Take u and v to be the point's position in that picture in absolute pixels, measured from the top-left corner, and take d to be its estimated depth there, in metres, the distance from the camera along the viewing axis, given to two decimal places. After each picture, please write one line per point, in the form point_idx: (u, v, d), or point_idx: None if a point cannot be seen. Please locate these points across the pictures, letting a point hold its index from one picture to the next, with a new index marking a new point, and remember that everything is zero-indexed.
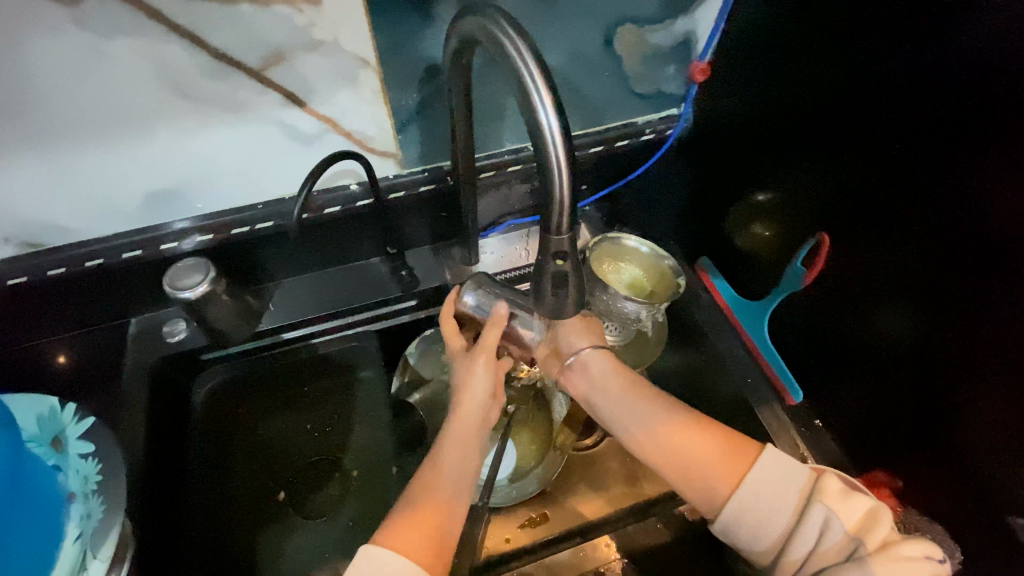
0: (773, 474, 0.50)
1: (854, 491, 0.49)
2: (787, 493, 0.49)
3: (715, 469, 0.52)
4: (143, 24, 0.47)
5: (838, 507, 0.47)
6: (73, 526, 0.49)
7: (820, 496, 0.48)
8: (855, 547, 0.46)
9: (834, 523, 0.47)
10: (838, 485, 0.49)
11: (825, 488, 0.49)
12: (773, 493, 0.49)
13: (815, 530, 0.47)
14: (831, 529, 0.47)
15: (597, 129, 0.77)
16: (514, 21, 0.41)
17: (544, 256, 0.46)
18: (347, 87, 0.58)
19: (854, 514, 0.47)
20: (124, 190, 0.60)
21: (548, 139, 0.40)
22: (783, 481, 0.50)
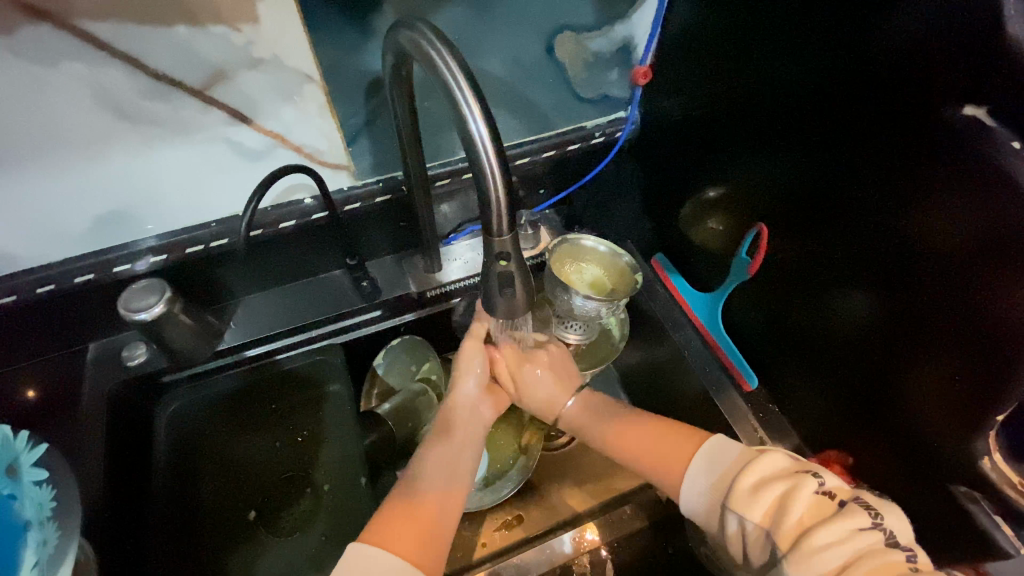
0: (716, 456, 0.55)
1: (763, 484, 0.50)
2: (716, 487, 0.53)
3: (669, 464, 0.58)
4: (79, 50, 0.48)
5: (751, 497, 0.49)
6: (31, 555, 0.48)
7: (730, 504, 0.50)
8: (774, 543, 0.46)
9: (749, 519, 0.48)
10: (750, 480, 0.50)
11: (737, 485, 0.51)
12: (712, 480, 0.54)
13: (739, 526, 0.49)
14: (750, 521, 0.48)
15: (548, 134, 0.78)
16: (440, 34, 0.43)
17: (487, 257, 0.47)
18: (292, 103, 0.59)
19: (767, 505, 0.48)
20: (71, 214, 0.59)
21: (479, 145, 0.42)
22: (715, 474, 0.54)
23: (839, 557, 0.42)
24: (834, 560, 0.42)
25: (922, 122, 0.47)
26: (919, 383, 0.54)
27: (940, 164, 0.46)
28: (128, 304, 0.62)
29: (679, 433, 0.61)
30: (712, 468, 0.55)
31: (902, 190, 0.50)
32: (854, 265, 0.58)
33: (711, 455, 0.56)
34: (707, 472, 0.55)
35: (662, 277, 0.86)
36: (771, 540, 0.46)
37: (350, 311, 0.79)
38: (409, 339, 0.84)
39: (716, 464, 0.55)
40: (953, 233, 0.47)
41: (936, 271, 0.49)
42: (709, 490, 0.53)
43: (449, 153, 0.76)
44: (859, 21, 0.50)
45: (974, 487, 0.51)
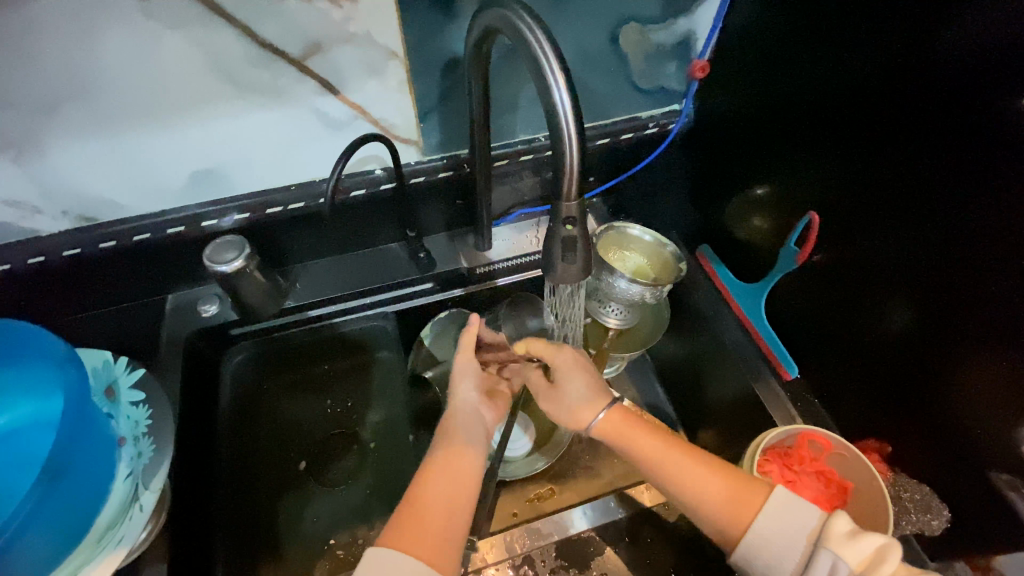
0: (787, 512, 0.51)
1: (860, 533, 0.48)
2: (798, 536, 0.50)
3: (734, 514, 0.53)
4: (201, 17, 0.53)
5: (849, 542, 0.47)
6: (125, 465, 0.55)
7: (825, 541, 0.48)
8: None
9: (842, 565, 0.46)
10: (845, 526, 0.49)
11: (829, 530, 0.48)
12: (788, 532, 0.50)
13: (826, 572, 0.47)
14: (842, 566, 0.46)
15: (603, 122, 0.81)
16: (529, 9, 0.47)
17: (554, 222, 0.51)
18: (377, 78, 0.63)
19: (862, 552, 0.46)
20: (172, 169, 0.65)
21: (560, 116, 0.46)
22: (794, 521, 0.51)
23: None
24: None
25: (988, 115, 0.48)
26: (967, 374, 0.54)
27: (1007, 156, 0.47)
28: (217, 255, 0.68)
29: (738, 477, 0.55)
30: (776, 535, 0.51)
31: (963, 182, 0.51)
32: (902, 259, 0.59)
33: (775, 508, 0.52)
34: (782, 513, 0.51)
35: (707, 268, 0.87)
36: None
37: (402, 281, 0.84)
38: (454, 312, 0.86)
39: (782, 517, 0.51)
40: (1011, 224, 0.48)
41: (991, 262, 0.50)
42: (789, 533, 0.50)
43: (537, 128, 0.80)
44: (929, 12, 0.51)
45: (1015, 475, 0.53)
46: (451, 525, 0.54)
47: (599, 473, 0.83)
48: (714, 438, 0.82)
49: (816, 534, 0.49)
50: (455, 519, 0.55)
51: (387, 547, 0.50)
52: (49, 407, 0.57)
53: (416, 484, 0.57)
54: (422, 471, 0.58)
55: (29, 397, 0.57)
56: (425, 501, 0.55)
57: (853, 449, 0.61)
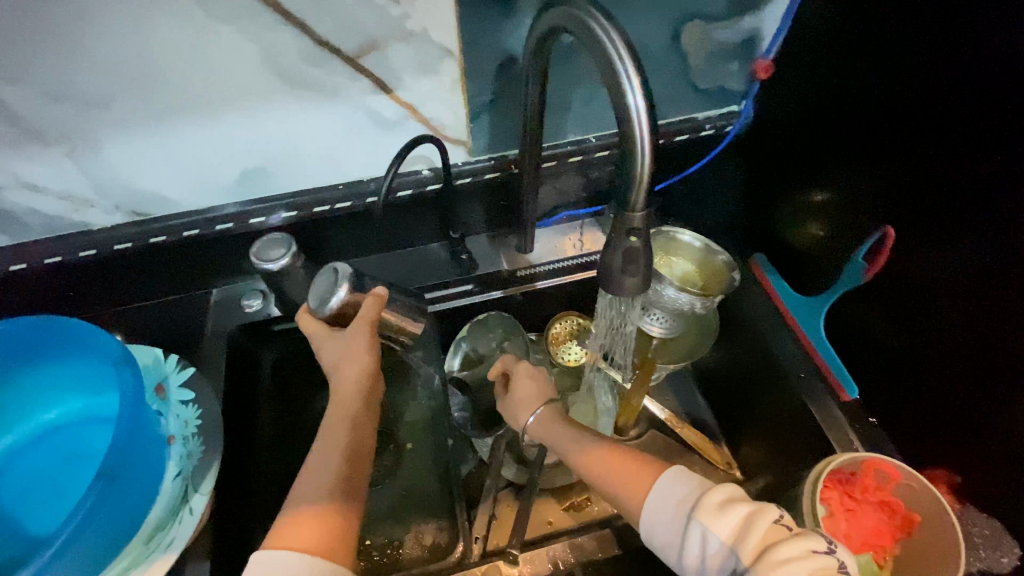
0: (662, 495, 0.49)
1: (731, 501, 0.46)
2: (676, 509, 0.48)
3: (632, 499, 0.52)
4: (258, 13, 0.52)
5: (717, 512, 0.45)
6: (174, 465, 0.55)
7: (695, 512, 0.46)
8: (734, 561, 0.43)
9: (711, 535, 0.45)
10: (718, 497, 0.47)
11: (703, 501, 0.47)
12: (669, 508, 0.48)
13: (699, 543, 0.45)
14: (712, 537, 0.44)
15: (678, 119, 0.78)
16: (601, 7, 0.45)
17: (617, 233, 0.49)
18: (429, 77, 0.61)
19: (733, 522, 0.45)
20: (223, 165, 0.65)
21: (634, 118, 0.43)
22: (668, 500, 0.49)
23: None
24: None
25: None
26: None
27: None
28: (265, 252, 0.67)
29: (647, 460, 0.54)
30: (665, 514, 0.49)
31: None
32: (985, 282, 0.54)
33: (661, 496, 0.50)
34: (671, 496, 0.49)
35: (761, 278, 0.81)
36: (733, 557, 0.43)
37: (445, 282, 0.83)
38: (496, 314, 0.84)
39: (660, 502, 0.49)
40: None
41: None
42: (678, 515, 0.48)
43: (604, 127, 0.78)
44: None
45: None
46: (348, 507, 0.53)
47: None
48: (759, 457, 0.78)
49: (688, 505, 0.47)
50: (348, 501, 0.53)
51: (279, 543, 0.49)
52: (100, 403, 0.61)
53: (298, 483, 0.54)
54: (316, 449, 0.56)
55: (79, 392, 0.61)
56: (318, 483, 0.53)
57: (923, 479, 0.56)
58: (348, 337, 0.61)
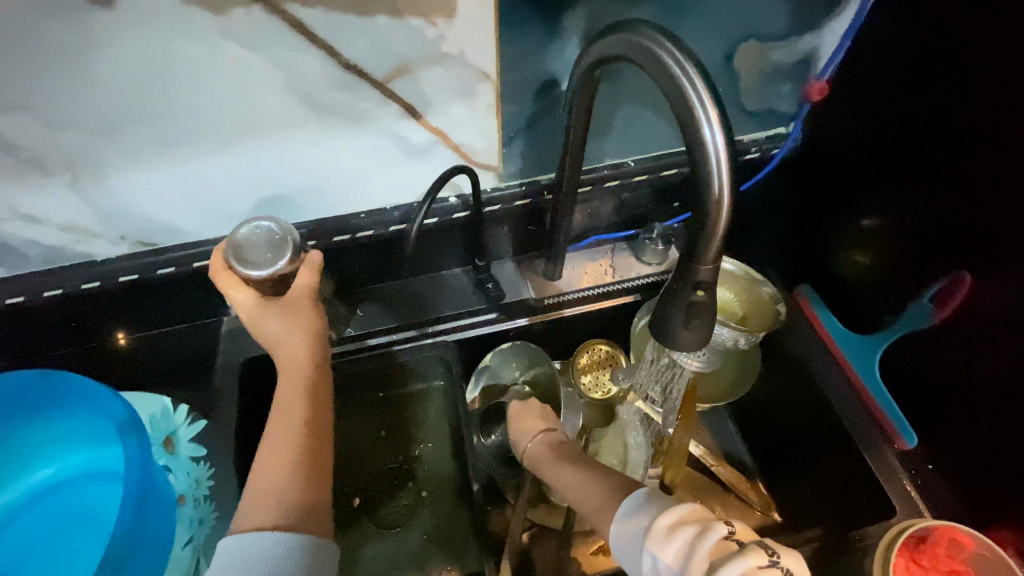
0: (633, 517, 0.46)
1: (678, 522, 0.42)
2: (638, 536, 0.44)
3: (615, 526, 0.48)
4: (283, 35, 0.47)
5: (664, 538, 0.41)
6: (185, 533, 0.55)
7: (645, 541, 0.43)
8: None
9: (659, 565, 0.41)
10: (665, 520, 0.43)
11: (652, 526, 0.43)
12: (633, 535, 0.45)
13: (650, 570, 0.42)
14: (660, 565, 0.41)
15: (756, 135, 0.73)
16: (669, 34, 0.40)
17: (680, 285, 0.44)
18: (464, 101, 0.56)
19: (676, 548, 0.41)
20: (239, 194, 0.60)
21: (711, 159, 0.39)
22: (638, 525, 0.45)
23: None
24: None
25: None
26: None
27: None
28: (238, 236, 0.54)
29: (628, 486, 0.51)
30: (629, 540, 0.45)
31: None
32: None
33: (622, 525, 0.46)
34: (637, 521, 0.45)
35: (807, 312, 0.76)
36: None
37: (468, 310, 0.78)
38: (520, 344, 0.80)
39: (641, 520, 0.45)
40: None
41: None
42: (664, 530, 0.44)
43: (672, 145, 0.73)
44: None
45: None
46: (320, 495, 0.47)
47: None
48: (801, 501, 0.74)
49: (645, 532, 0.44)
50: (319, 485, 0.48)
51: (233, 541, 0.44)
52: (102, 458, 0.59)
53: (257, 466, 0.48)
54: (269, 431, 0.50)
55: (82, 445, 0.59)
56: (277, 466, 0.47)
57: (1000, 552, 0.52)
58: (287, 311, 0.56)
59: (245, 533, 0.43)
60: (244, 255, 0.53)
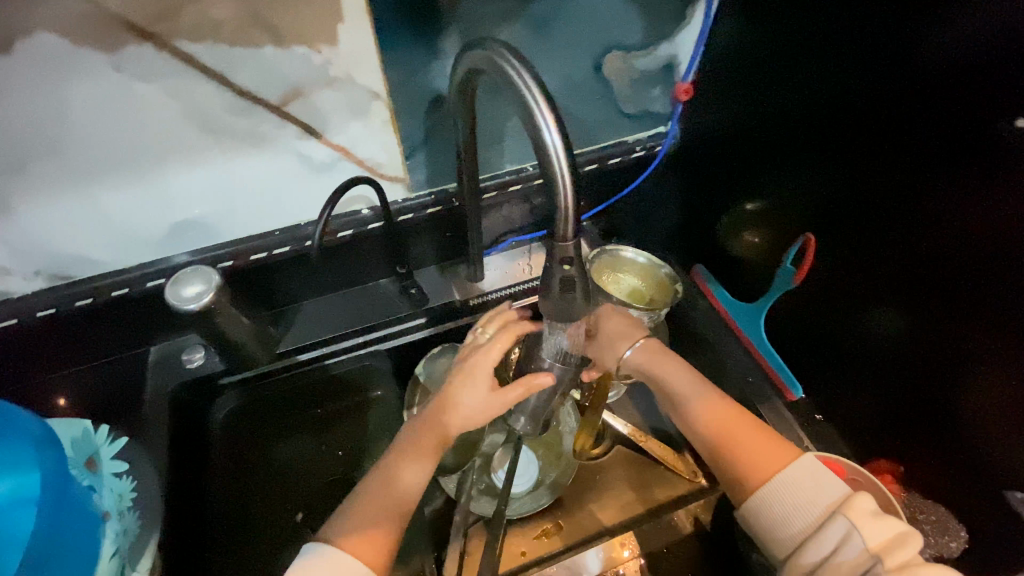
0: (812, 483, 0.50)
1: (883, 514, 0.46)
2: (812, 504, 0.49)
3: (750, 468, 0.53)
4: (176, 69, 0.52)
5: (873, 520, 0.45)
6: (110, 544, 0.59)
7: (844, 510, 0.46)
8: (871, 566, 0.43)
9: (856, 536, 0.45)
10: (869, 505, 0.47)
11: (854, 502, 0.46)
12: (797, 500, 0.49)
13: (832, 543, 0.46)
14: (857, 538, 0.45)
15: (592, 148, 0.80)
16: (511, 48, 0.46)
17: (550, 262, 0.50)
18: (360, 118, 0.62)
19: (879, 535, 0.45)
20: (150, 221, 0.63)
21: (553, 155, 0.44)
22: (816, 492, 0.49)
23: None
24: None
25: None
26: None
27: None
28: (176, 283, 0.60)
29: (768, 435, 0.55)
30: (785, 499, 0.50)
31: (978, 216, 0.52)
32: (916, 291, 0.59)
33: (813, 475, 0.50)
34: (802, 488, 0.50)
35: (704, 288, 0.85)
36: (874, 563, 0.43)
37: (395, 319, 0.81)
38: (446, 347, 0.82)
39: (803, 490, 0.50)
40: None
41: None
42: (802, 505, 0.49)
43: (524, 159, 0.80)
44: None
45: None
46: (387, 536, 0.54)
47: (605, 505, 0.80)
48: None
49: (831, 505, 0.48)
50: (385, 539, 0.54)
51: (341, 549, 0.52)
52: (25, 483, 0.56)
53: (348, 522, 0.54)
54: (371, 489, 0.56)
55: (8, 472, 0.56)
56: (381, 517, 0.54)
57: (868, 475, 0.58)
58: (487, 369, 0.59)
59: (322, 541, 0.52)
60: (183, 279, 0.61)
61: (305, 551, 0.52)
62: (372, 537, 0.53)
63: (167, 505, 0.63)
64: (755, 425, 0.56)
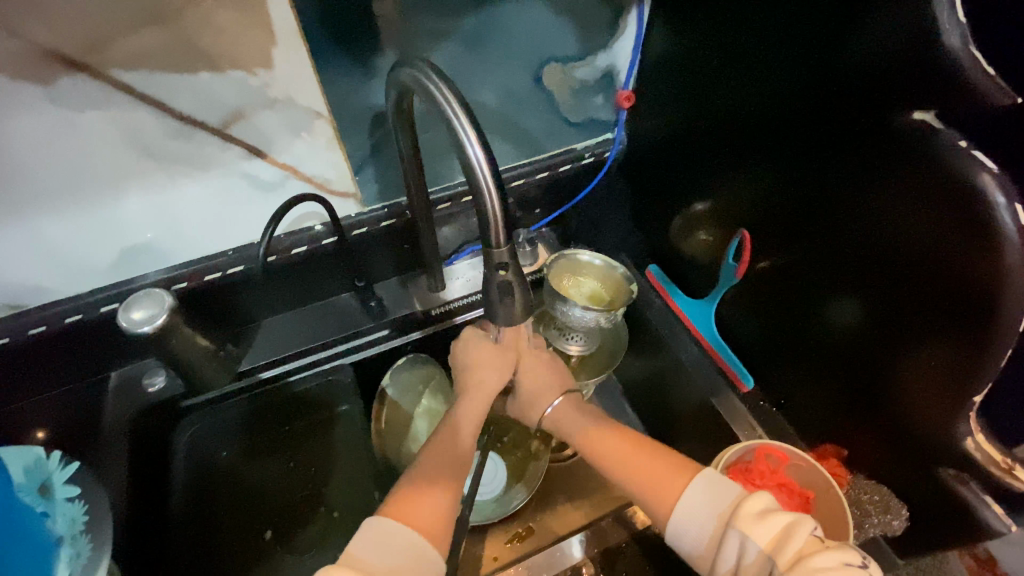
0: (706, 495, 0.52)
1: (774, 510, 0.48)
2: (711, 516, 0.51)
3: (654, 494, 0.55)
4: (113, 98, 0.53)
5: (757, 521, 0.47)
6: (62, 568, 0.53)
7: (733, 520, 0.48)
8: (770, 567, 0.45)
9: (750, 543, 0.47)
10: (759, 506, 0.49)
11: (741, 509, 0.49)
12: (701, 510, 0.52)
13: (736, 551, 0.48)
14: (750, 544, 0.47)
15: (541, 157, 0.82)
16: (433, 66, 0.49)
17: (487, 269, 0.51)
18: (304, 137, 0.64)
19: (771, 531, 0.47)
20: (100, 248, 0.64)
21: (477, 168, 0.46)
22: (713, 501, 0.52)
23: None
24: None
25: (880, 128, 0.49)
26: (905, 370, 0.55)
27: (888, 170, 0.50)
28: (126, 308, 0.60)
29: (663, 458, 0.58)
30: (694, 514, 0.52)
31: (908, 203, 0.49)
32: (869, 282, 0.56)
33: (709, 489, 0.52)
34: (702, 500, 0.52)
35: (658, 287, 0.88)
36: (768, 563, 0.45)
37: (357, 332, 0.81)
38: (414, 359, 0.84)
39: (698, 504, 0.52)
40: (918, 232, 0.49)
41: (901, 268, 0.52)
42: (702, 519, 0.51)
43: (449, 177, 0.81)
44: (802, 38, 0.54)
45: (961, 470, 0.54)
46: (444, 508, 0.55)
47: (575, 506, 0.81)
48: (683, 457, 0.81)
49: (729, 514, 0.50)
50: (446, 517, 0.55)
51: (395, 519, 0.52)
52: None
53: (399, 495, 0.55)
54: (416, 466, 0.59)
55: None
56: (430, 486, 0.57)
57: (809, 459, 0.63)
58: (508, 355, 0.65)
59: (375, 518, 0.52)
60: (127, 305, 0.61)
61: (366, 525, 0.52)
62: (423, 503, 0.54)
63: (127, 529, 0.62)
64: (646, 449, 0.60)
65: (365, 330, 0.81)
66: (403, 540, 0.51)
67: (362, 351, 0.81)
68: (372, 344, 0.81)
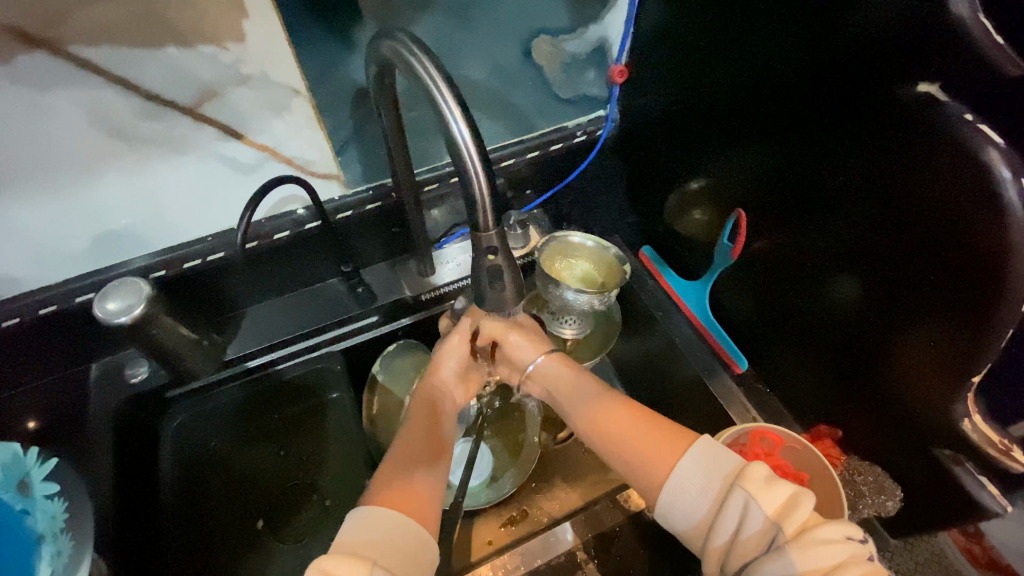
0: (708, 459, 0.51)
1: (778, 478, 0.47)
2: (716, 478, 0.49)
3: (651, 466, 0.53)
4: (75, 75, 0.50)
5: (767, 485, 0.46)
6: (45, 566, 0.53)
7: (740, 481, 0.47)
8: (775, 535, 0.44)
9: (753, 506, 0.45)
10: (764, 471, 0.48)
11: (750, 472, 0.47)
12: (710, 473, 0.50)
13: (738, 515, 0.46)
14: (756, 508, 0.45)
15: (530, 136, 0.80)
16: (416, 38, 0.46)
17: (476, 253, 0.49)
18: (282, 116, 0.61)
19: (777, 498, 0.45)
20: (71, 235, 0.61)
21: (463, 147, 0.44)
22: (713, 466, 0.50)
23: (838, 556, 0.41)
24: (833, 559, 0.41)
25: (883, 102, 0.47)
26: (904, 350, 0.54)
27: (890, 146, 0.48)
28: (103, 297, 0.58)
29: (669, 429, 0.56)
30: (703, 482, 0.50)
31: (911, 178, 0.47)
32: (869, 260, 0.54)
33: (706, 454, 0.51)
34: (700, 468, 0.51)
35: (651, 269, 0.87)
36: (773, 530, 0.44)
37: (345, 318, 0.79)
38: (406, 344, 0.83)
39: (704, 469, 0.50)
40: (919, 209, 0.47)
41: (903, 246, 0.50)
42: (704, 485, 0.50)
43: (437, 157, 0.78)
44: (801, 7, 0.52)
45: (958, 450, 0.53)
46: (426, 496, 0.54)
47: (570, 488, 0.81)
48: None
49: (735, 476, 0.48)
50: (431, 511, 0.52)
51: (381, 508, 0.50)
52: None
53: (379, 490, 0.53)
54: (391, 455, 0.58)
55: None
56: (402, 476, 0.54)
57: (803, 440, 0.63)
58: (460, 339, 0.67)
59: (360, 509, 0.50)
60: (105, 296, 0.58)
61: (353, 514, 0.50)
62: (405, 492, 0.53)
63: (114, 524, 0.61)
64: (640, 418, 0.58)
65: (353, 317, 0.79)
66: (387, 524, 0.48)
67: (352, 337, 0.79)
68: (361, 330, 0.79)
